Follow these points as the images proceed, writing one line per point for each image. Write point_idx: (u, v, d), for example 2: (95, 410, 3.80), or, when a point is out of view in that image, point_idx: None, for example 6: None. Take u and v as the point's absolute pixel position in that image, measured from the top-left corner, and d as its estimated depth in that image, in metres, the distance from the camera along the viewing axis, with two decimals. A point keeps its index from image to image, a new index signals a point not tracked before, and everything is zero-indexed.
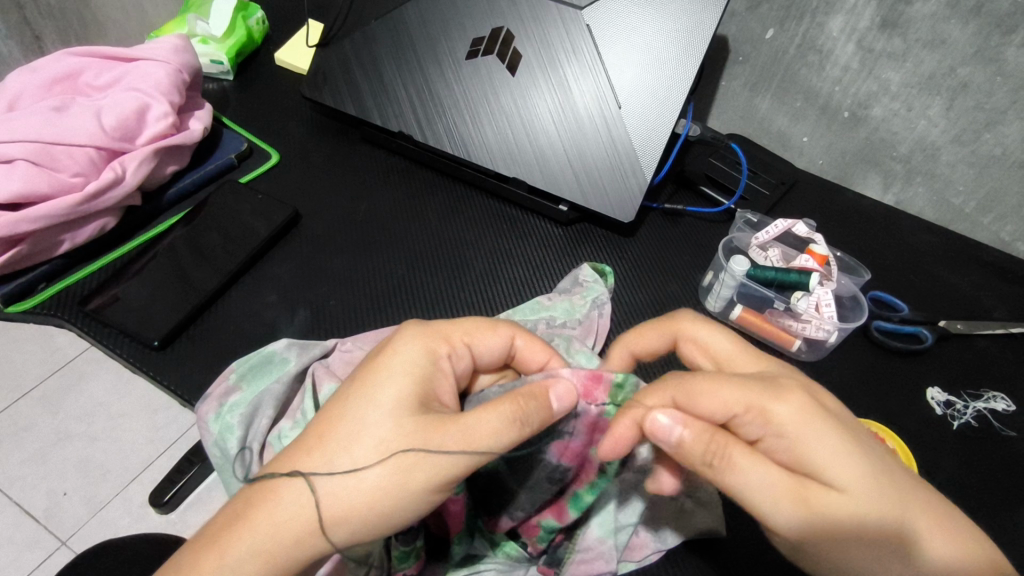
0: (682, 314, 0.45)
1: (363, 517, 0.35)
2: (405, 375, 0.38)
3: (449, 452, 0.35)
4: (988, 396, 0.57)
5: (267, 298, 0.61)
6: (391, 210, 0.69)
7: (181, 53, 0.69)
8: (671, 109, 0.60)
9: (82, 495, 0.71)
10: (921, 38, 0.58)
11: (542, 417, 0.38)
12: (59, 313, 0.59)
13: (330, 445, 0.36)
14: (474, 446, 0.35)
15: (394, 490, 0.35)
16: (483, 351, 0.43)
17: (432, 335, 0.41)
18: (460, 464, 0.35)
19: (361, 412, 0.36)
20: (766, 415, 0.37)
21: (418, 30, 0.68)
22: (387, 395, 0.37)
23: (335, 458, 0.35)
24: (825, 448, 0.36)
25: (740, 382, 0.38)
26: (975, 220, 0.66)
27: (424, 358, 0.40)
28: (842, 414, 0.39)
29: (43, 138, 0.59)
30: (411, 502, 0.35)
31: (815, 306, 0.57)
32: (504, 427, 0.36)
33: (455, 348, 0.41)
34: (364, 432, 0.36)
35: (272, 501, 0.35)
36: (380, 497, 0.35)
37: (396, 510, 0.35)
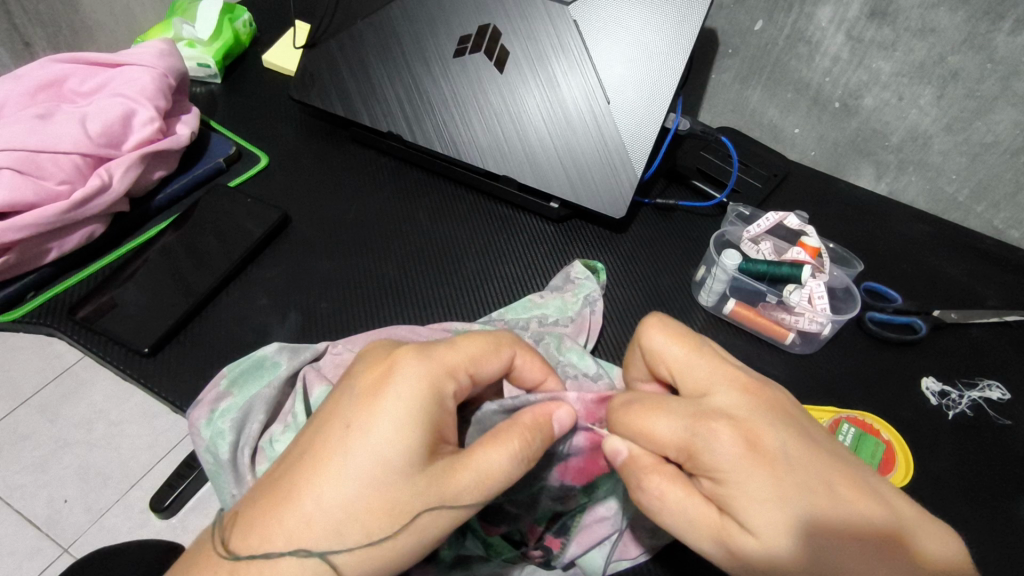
0: (643, 324, 0.42)
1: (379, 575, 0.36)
2: (409, 424, 0.36)
3: (464, 503, 0.36)
4: (983, 385, 0.57)
5: (257, 301, 0.61)
6: (381, 211, 0.69)
7: (166, 57, 0.69)
8: (660, 102, 0.60)
9: (83, 502, 0.72)
10: (911, 27, 0.57)
11: (545, 447, 0.39)
12: (48, 321, 0.58)
13: (337, 513, 0.34)
14: (489, 491, 0.36)
15: (411, 547, 0.36)
16: (485, 376, 0.42)
17: (436, 371, 0.39)
18: (472, 509, 0.37)
19: (369, 472, 0.35)
20: (696, 457, 0.37)
21: (404, 27, 0.68)
22: (393, 448, 0.35)
23: (346, 531, 0.34)
24: (749, 496, 0.35)
25: (676, 420, 0.38)
26: (968, 208, 0.66)
27: (429, 398, 0.37)
28: (787, 455, 0.36)
29: (27, 146, 0.58)
30: (425, 552, 0.37)
31: (808, 298, 0.56)
32: (515, 468, 0.37)
33: (460, 380, 0.40)
34: (376, 493, 0.35)
35: None
36: (397, 556, 0.36)
37: (409, 562, 0.37)
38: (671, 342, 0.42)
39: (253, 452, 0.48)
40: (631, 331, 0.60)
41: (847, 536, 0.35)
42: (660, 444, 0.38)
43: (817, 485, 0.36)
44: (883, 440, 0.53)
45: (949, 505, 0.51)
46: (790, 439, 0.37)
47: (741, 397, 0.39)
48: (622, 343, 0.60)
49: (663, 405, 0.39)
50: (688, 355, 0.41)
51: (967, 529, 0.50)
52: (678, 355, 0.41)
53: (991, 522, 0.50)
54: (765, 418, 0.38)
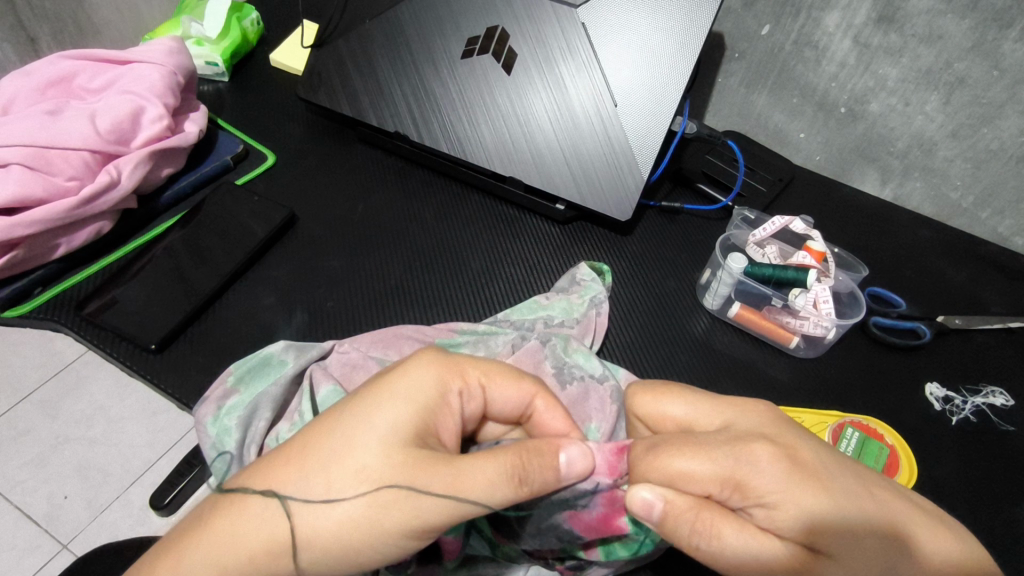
0: (628, 392, 0.44)
1: (327, 548, 0.35)
2: (408, 403, 0.38)
3: (430, 493, 0.35)
4: (987, 391, 0.57)
5: (263, 299, 0.61)
6: (389, 209, 0.69)
7: (175, 55, 0.69)
8: (668, 106, 0.60)
9: (83, 498, 0.72)
10: (917, 33, 0.57)
11: (544, 476, 0.37)
12: (55, 317, 0.58)
13: (310, 460, 0.36)
14: (459, 495, 0.35)
15: (365, 523, 0.35)
16: (498, 397, 0.42)
17: (448, 367, 0.41)
18: (439, 509, 0.35)
19: (353, 435, 0.36)
20: (744, 486, 0.36)
21: (413, 28, 0.68)
22: (382, 421, 0.37)
23: (312, 479, 0.35)
24: (809, 512, 0.35)
25: (713, 452, 0.37)
26: (973, 215, 0.66)
27: (435, 388, 0.39)
28: (826, 464, 0.37)
29: (38, 141, 0.59)
30: (381, 540, 0.35)
31: (813, 302, 0.57)
32: (499, 481, 0.36)
33: (468, 385, 0.41)
34: (351, 455, 0.36)
35: (240, 511, 0.35)
36: (351, 530, 0.35)
37: (364, 546, 0.35)
38: (661, 400, 0.42)
39: (259, 449, 0.48)
40: (635, 332, 0.61)
41: (894, 529, 0.36)
42: (699, 479, 0.37)
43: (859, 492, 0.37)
44: (887, 444, 0.54)
45: (952, 511, 0.51)
46: (820, 450, 0.38)
47: (762, 420, 0.40)
48: (630, 345, 0.60)
49: (695, 443, 0.38)
50: (688, 398, 0.42)
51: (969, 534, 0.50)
52: (675, 401, 0.42)
53: (994, 528, 0.50)
54: (792, 436, 0.39)
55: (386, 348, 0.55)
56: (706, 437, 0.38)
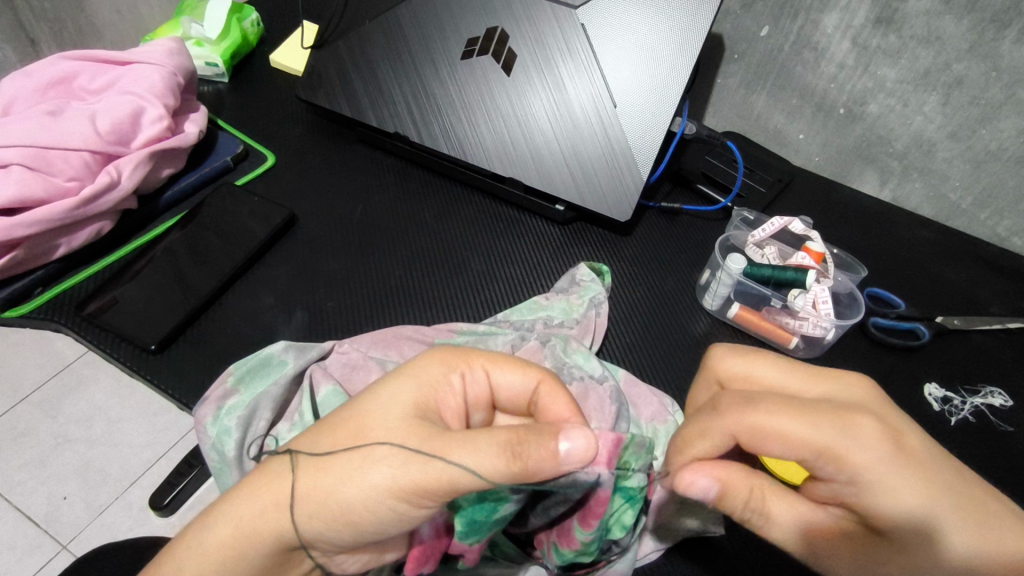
0: (713, 352, 0.45)
1: (326, 506, 0.35)
2: (413, 380, 0.39)
3: (421, 456, 0.35)
4: (986, 392, 0.57)
5: (263, 300, 0.61)
6: (388, 210, 0.69)
7: (175, 55, 0.69)
8: (668, 106, 0.60)
9: (82, 499, 0.72)
10: (916, 34, 0.58)
11: (541, 455, 0.34)
12: (55, 318, 0.58)
13: (324, 425, 0.38)
14: (449, 460, 0.34)
15: (357, 482, 0.35)
16: (504, 383, 0.42)
17: (454, 354, 0.41)
18: (430, 474, 0.34)
19: (361, 402, 0.38)
20: (842, 460, 0.36)
21: (413, 30, 0.68)
22: (387, 391, 0.39)
23: (321, 439, 0.37)
24: (896, 496, 0.36)
25: (815, 418, 0.37)
26: (972, 216, 0.66)
27: (439, 370, 0.40)
28: (923, 451, 0.37)
29: (39, 142, 0.59)
30: (374, 504, 0.35)
31: (812, 303, 0.57)
32: (491, 451, 0.34)
33: (471, 370, 0.41)
34: (356, 419, 0.38)
35: (261, 469, 0.38)
36: (345, 488, 0.35)
37: (358, 508, 0.35)
38: (749, 363, 0.44)
39: (258, 450, 0.48)
40: (634, 333, 0.61)
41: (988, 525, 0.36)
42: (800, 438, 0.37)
43: (948, 479, 0.37)
44: None
45: None
46: (919, 437, 0.38)
47: (858, 394, 0.40)
48: (628, 347, 0.60)
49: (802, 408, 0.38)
50: (779, 364, 0.43)
51: None
52: (769, 366, 0.43)
53: None
54: (889, 416, 0.39)
55: (386, 349, 0.56)
56: (817, 403, 0.38)
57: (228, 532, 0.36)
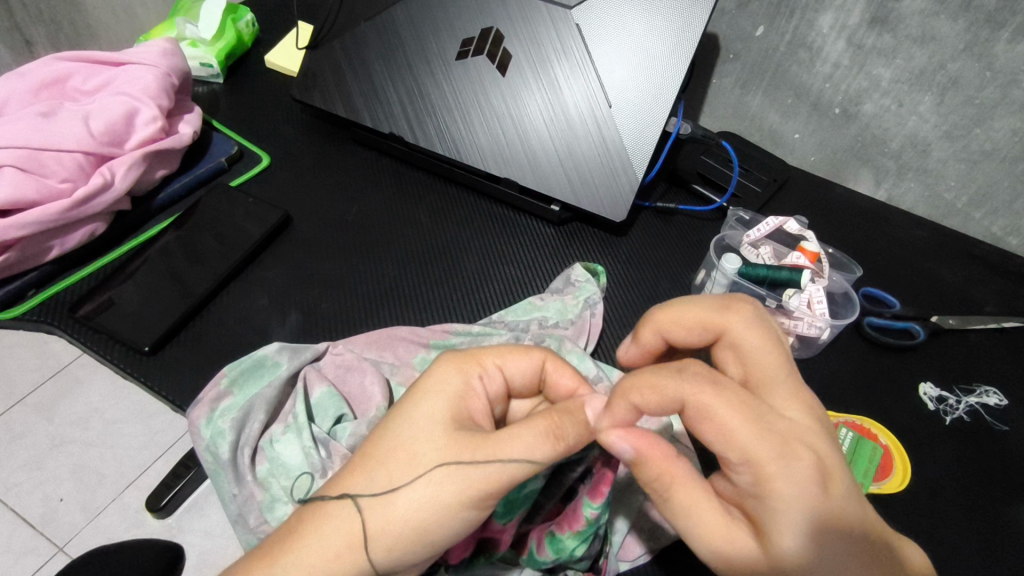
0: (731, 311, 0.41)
1: (401, 535, 0.34)
2: (439, 396, 0.38)
3: (481, 464, 0.35)
4: (980, 391, 0.57)
5: (258, 301, 0.61)
6: (384, 211, 0.69)
7: (170, 56, 0.69)
8: (662, 107, 0.60)
9: (78, 501, 0.71)
10: (911, 34, 0.58)
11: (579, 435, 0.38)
12: (49, 319, 0.58)
13: (370, 463, 0.37)
14: (503, 461, 0.35)
15: (427, 506, 0.35)
16: (516, 372, 0.42)
17: (465, 358, 0.41)
18: (495, 480, 0.35)
19: (399, 429, 0.37)
20: (767, 474, 0.33)
21: (407, 30, 0.68)
22: (423, 414, 0.38)
23: (373, 476, 0.36)
24: (796, 526, 0.33)
25: (766, 431, 0.34)
26: (966, 215, 0.66)
27: (458, 379, 0.40)
28: (852, 502, 0.34)
29: (32, 143, 0.59)
30: (449, 519, 0.35)
31: (807, 303, 0.57)
32: (538, 442, 0.36)
33: (485, 369, 0.41)
34: (403, 448, 0.36)
35: (321, 519, 0.35)
36: (416, 514, 0.35)
37: (432, 526, 0.35)
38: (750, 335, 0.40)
39: (252, 453, 0.49)
40: (629, 332, 0.61)
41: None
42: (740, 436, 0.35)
43: (861, 538, 0.34)
44: (881, 445, 0.54)
45: (947, 511, 0.51)
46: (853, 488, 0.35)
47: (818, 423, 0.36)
48: (622, 347, 0.60)
49: (756, 415, 0.34)
50: (768, 355, 0.39)
51: (964, 534, 0.50)
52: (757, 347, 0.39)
53: (990, 528, 0.50)
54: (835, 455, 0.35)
55: (381, 350, 0.56)
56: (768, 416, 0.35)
57: None
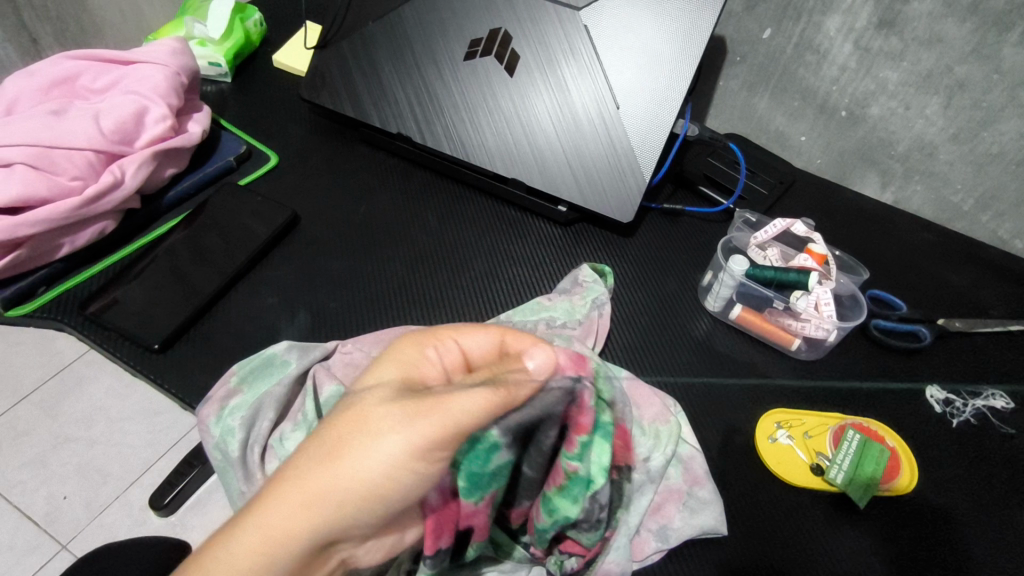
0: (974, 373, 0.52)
1: (345, 493, 0.32)
2: (393, 367, 0.38)
3: (424, 411, 0.33)
4: (987, 394, 0.57)
5: (266, 299, 0.61)
6: (391, 211, 0.69)
7: (179, 55, 0.69)
8: (670, 109, 0.60)
9: (82, 499, 0.71)
10: (918, 37, 0.58)
11: (525, 385, 0.35)
12: (59, 316, 0.59)
13: (317, 431, 0.35)
14: (447, 403, 0.33)
15: (373, 461, 0.32)
16: (473, 347, 0.40)
17: (422, 336, 0.40)
18: (440, 426, 0.32)
19: (349, 398, 0.36)
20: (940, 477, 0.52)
21: (416, 31, 0.69)
22: (373, 382, 0.37)
23: (318, 439, 0.34)
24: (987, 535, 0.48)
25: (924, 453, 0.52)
26: (973, 219, 0.66)
27: (413, 351, 0.39)
28: None
29: (42, 141, 0.59)
30: (395, 474, 0.32)
31: (815, 304, 0.57)
32: (482, 387, 0.34)
33: (440, 341, 0.40)
34: (349, 409, 0.35)
35: (263, 487, 0.33)
36: (360, 471, 0.32)
37: (376, 483, 0.32)
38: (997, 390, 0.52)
39: (262, 450, 0.48)
40: (637, 333, 0.61)
41: None
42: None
43: None
44: (888, 447, 0.53)
45: (952, 511, 0.51)
46: None
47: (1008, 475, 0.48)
48: (630, 347, 0.60)
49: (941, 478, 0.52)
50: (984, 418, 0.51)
51: (971, 535, 0.50)
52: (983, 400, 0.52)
53: (997, 531, 0.50)
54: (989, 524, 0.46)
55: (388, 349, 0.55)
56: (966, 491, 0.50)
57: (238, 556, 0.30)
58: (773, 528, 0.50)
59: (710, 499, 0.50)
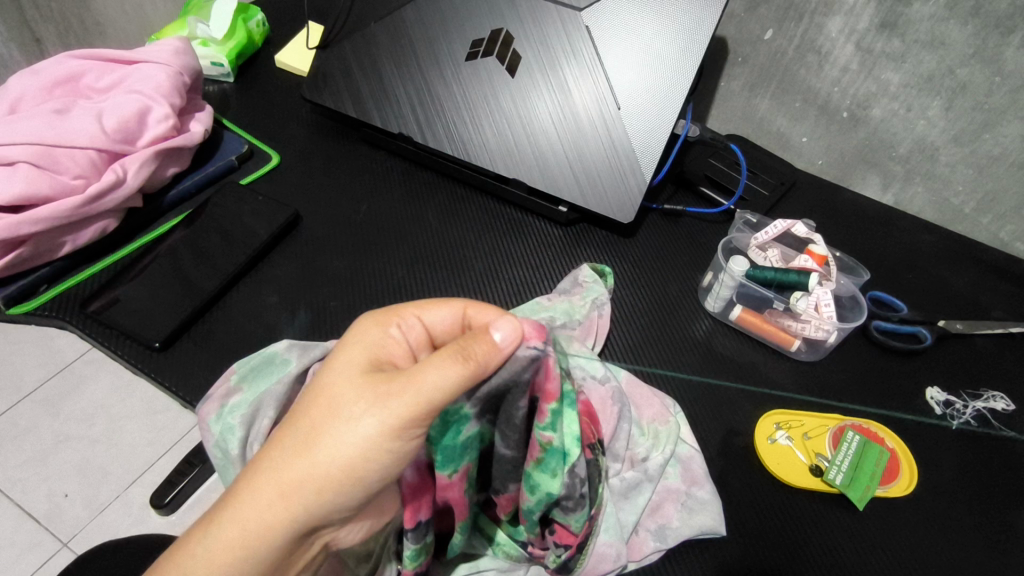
0: None
1: (328, 475, 0.35)
2: (359, 348, 0.39)
3: (393, 395, 0.35)
4: (987, 396, 0.57)
5: (267, 298, 0.62)
6: (392, 211, 0.70)
7: (182, 55, 0.69)
8: (672, 110, 0.60)
9: (83, 497, 0.72)
10: (920, 39, 0.58)
11: (485, 353, 0.35)
12: (60, 314, 0.59)
13: (295, 420, 0.38)
14: (412, 385, 0.34)
15: (349, 444, 0.35)
16: (437, 323, 0.41)
17: (385, 313, 0.41)
18: (408, 409, 0.34)
19: (320, 383, 0.38)
20: None
21: (418, 31, 0.69)
22: (341, 365, 0.38)
23: (297, 429, 0.37)
24: None
25: None
26: (974, 220, 0.66)
27: (377, 330, 0.40)
28: None
29: (45, 140, 0.59)
30: (372, 454, 0.35)
31: (815, 305, 0.57)
32: (444, 363, 0.34)
33: (403, 318, 0.40)
34: (322, 398, 0.37)
35: (253, 475, 0.36)
36: (339, 455, 0.35)
37: (357, 463, 0.35)
38: None
39: (262, 448, 0.48)
40: (637, 333, 0.61)
41: None
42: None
43: None
44: (887, 448, 0.54)
45: (950, 513, 0.51)
46: None
47: None
48: (629, 347, 0.60)
49: None
50: None
51: (970, 537, 0.50)
52: None
53: (996, 534, 0.50)
54: None
55: None
56: None
57: (240, 534, 0.35)
58: (773, 532, 0.50)
59: (709, 500, 0.50)
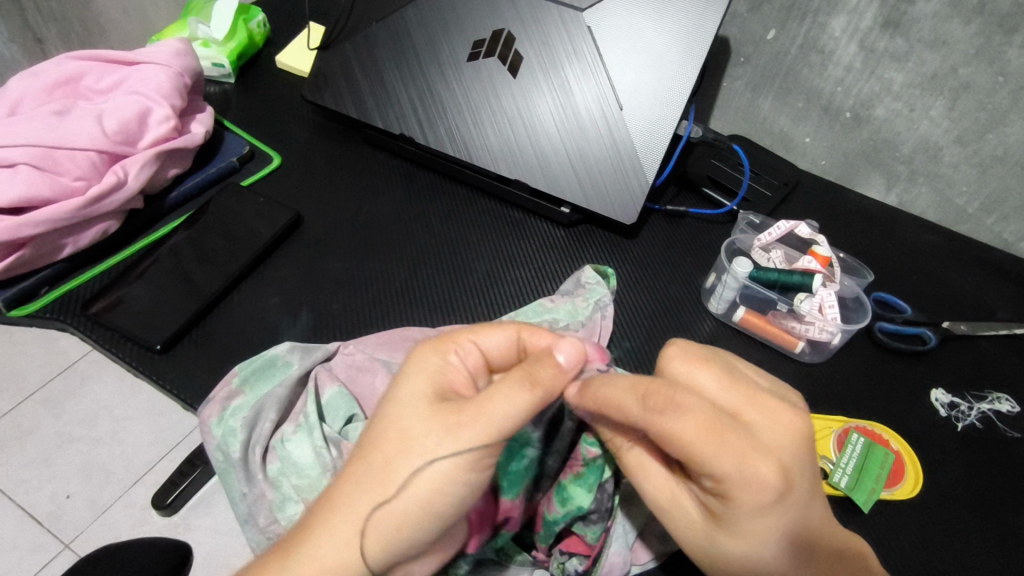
0: None
1: (407, 510, 0.35)
2: (419, 376, 0.39)
3: (469, 426, 0.35)
4: (992, 398, 0.57)
5: (268, 300, 0.61)
6: (393, 212, 0.69)
7: (182, 56, 0.69)
8: (674, 110, 0.60)
9: (86, 498, 0.71)
10: (923, 38, 0.57)
11: (555, 377, 0.38)
12: (61, 316, 0.59)
13: (362, 454, 0.37)
14: (489, 415, 0.36)
15: (428, 477, 0.35)
16: (491, 346, 0.42)
17: (440, 339, 0.41)
18: (486, 438, 0.35)
19: (385, 415, 0.38)
20: None
21: (419, 31, 0.68)
22: (404, 396, 0.38)
23: (368, 465, 0.36)
24: None
25: None
26: (978, 221, 0.66)
27: (435, 356, 0.40)
28: None
29: (46, 142, 0.59)
30: (449, 484, 0.35)
31: (818, 307, 0.57)
32: (518, 394, 0.36)
33: (458, 344, 0.41)
34: (391, 430, 0.37)
35: (328, 514, 0.35)
36: (417, 488, 0.35)
37: (434, 495, 0.35)
38: None
39: (264, 450, 0.49)
40: (640, 336, 0.61)
41: None
42: None
43: None
44: (892, 450, 0.53)
45: (955, 516, 0.51)
46: None
47: None
48: (632, 350, 0.60)
49: None
50: None
51: (974, 539, 0.50)
52: None
53: (1001, 536, 0.50)
54: None
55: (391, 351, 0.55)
56: None
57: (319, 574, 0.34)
58: None
59: None
